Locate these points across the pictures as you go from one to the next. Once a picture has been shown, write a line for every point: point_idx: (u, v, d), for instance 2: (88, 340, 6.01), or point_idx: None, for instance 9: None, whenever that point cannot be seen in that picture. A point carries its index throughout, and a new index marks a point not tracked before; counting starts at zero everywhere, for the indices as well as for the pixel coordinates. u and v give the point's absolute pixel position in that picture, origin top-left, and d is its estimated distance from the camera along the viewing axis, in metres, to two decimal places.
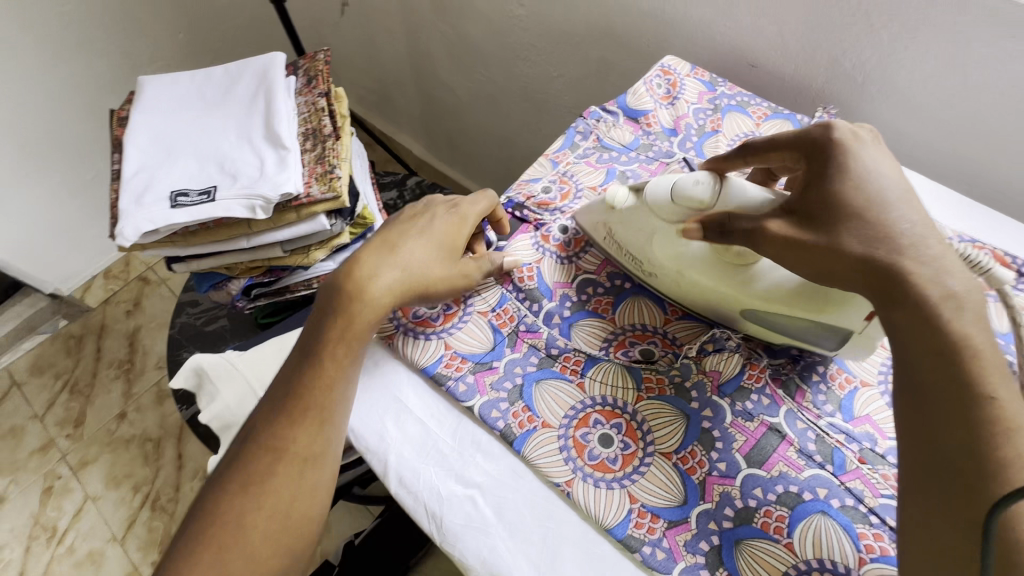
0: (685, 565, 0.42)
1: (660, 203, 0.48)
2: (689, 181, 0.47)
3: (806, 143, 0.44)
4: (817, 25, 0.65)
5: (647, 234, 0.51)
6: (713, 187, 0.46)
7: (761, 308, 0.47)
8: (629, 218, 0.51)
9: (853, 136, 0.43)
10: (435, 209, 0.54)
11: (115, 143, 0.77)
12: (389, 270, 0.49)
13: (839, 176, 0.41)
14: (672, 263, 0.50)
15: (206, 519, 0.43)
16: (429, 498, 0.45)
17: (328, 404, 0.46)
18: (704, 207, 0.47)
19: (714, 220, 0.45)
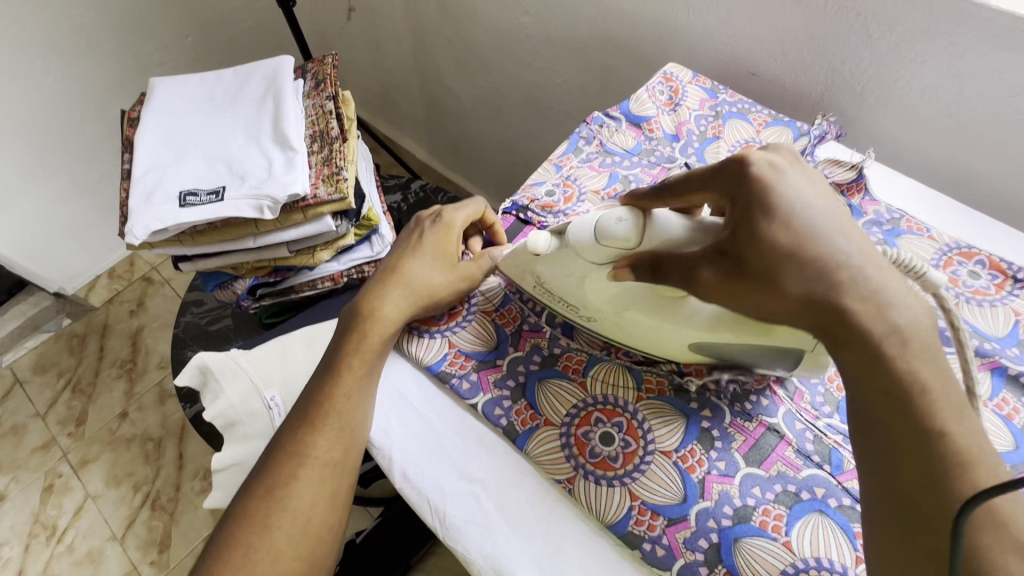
0: (684, 562, 0.42)
1: (584, 245, 0.44)
2: (611, 218, 0.42)
3: (727, 179, 0.40)
4: (817, 34, 0.66)
5: (579, 277, 0.47)
6: (636, 226, 0.41)
7: (707, 339, 0.44)
8: (553, 264, 0.47)
9: (773, 167, 0.39)
10: (422, 226, 0.57)
11: (126, 143, 0.78)
12: (394, 293, 0.52)
13: (766, 217, 0.37)
14: (608, 305, 0.47)
15: (234, 524, 0.47)
16: (432, 494, 0.46)
17: (348, 415, 0.49)
18: (631, 248, 0.42)
19: (644, 259, 0.42)
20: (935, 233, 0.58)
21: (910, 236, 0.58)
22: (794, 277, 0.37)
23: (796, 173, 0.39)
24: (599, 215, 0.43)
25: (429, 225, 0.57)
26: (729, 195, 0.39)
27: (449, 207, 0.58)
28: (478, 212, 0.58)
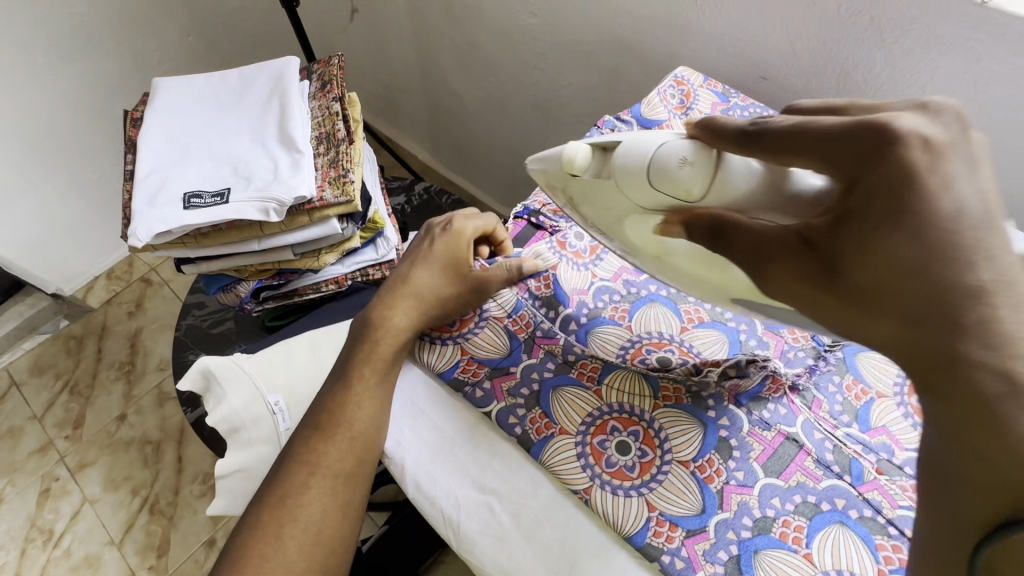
0: (705, 575, 0.42)
1: (637, 181, 0.42)
2: (675, 159, 0.39)
3: (846, 159, 0.31)
4: (829, 39, 0.65)
5: (620, 214, 0.46)
6: (701, 175, 0.39)
7: (749, 296, 0.42)
8: (602, 190, 0.45)
9: (925, 145, 0.29)
10: (433, 234, 0.58)
11: (130, 144, 0.77)
12: (400, 300, 0.53)
13: (892, 225, 0.29)
14: (649, 248, 0.46)
15: (248, 535, 0.47)
16: (445, 504, 0.45)
17: (361, 424, 0.48)
18: (691, 199, 0.40)
19: (704, 220, 0.39)
20: None
21: None
22: (892, 296, 0.30)
23: (952, 152, 0.29)
24: (665, 148, 0.40)
25: (440, 232, 0.57)
26: (847, 176, 0.31)
27: (462, 216, 0.58)
28: (491, 225, 0.58)
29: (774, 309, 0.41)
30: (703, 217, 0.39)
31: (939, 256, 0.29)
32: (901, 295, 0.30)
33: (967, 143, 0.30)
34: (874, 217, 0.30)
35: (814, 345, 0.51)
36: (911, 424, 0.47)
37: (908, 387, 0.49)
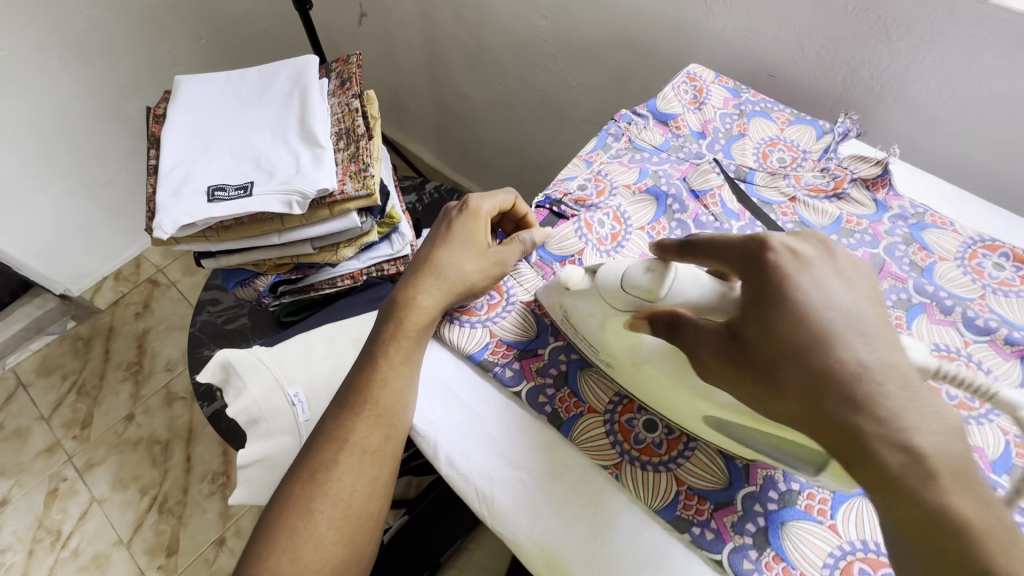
0: (734, 545, 0.43)
1: (609, 286, 0.45)
2: (638, 269, 0.43)
3: (744, 256, 0.37)
4: (836, 37, 0.68)
5: (599, 318, 0.47)
6: (661, 278, 0.42)
7: (722, 414, 0.41)
8: (581, 299, 0.48)
9: (793, 256, 0.36)
10: (451, 216, 0.58)
11: (153, 140, 0.79)
12: (431, 283, 0.54)
13: (774, 308, 0.35)
14: (624, 358, 0.46)
15: (279, 510, 0.47)
16: (480, 481, 0.47)
17: (389, 402, 0.50)
18: (651, 299, 0.43)
19: (661, 315, 0.42)
20: (958, 227, 0.59)
21: (935, 229, 0.59)
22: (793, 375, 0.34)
23: (822, 263, 0.36)
24: (628, 263, 0.45)
25: (457, 213, 0.58)
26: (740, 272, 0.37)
27: (476, 196, 0.59)
28: (507, 202, 0.59)
29: (752, 432, 0.41)
30: (658, 311, 0.42)
31: (823, 337, 0.33)
32: (800, 370, 0.33)
33: (835, 258, 0.37)
34: (764, 304, 0.35)
35: None
36: None
37: None
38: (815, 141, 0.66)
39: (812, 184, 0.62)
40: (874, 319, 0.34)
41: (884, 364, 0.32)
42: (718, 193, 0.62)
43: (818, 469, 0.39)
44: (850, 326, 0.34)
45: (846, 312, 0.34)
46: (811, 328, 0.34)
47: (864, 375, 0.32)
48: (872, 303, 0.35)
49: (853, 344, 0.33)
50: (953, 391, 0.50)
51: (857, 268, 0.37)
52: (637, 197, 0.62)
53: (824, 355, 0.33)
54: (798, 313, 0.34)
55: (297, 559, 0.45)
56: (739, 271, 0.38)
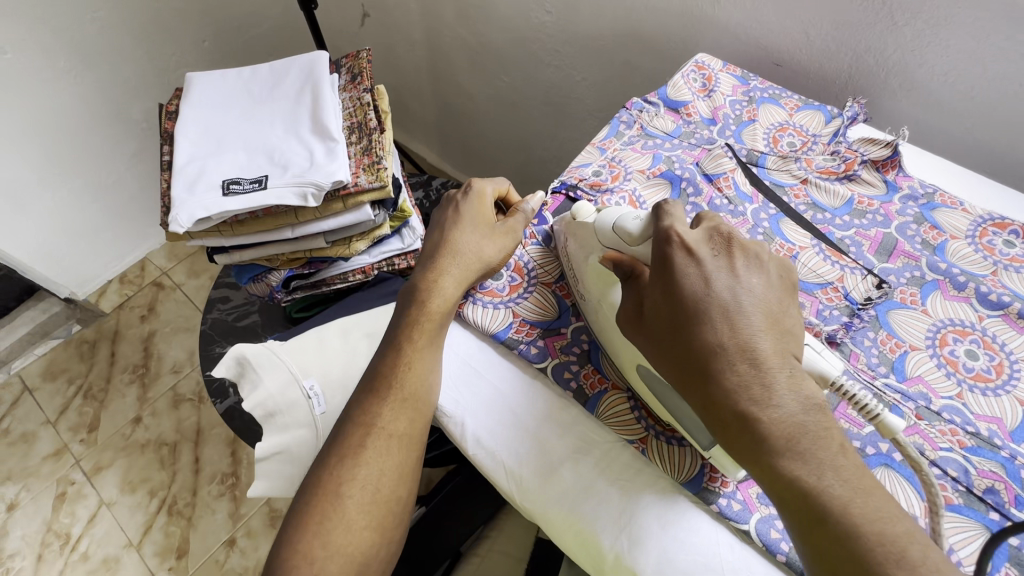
0: (760, 515, 0.44)
1: (601, 228, 0.50)
2: (630, 218, 0.48)
3: (655, 245, 0.44)
4: (841, 25, 0.68)
5: (586, 253, 0.51)
6: (645, 227, 0.46)
7: (647, 367, 0.46)
8: (580, 235, 0.52)
9: (688, 254, 0.42)
10: (455, 200, 0.59)
11: (166, 136, 0.79)
12: (455, 265, 0.55)
13: (665, 292, 0.42)
14: (596, 293, 0.51)
15: (309, 495, 0.48)
16: (507, 457, 0.49)
17: (414, 386, 0.50)
18: (632, 242, 0.47)
19: (625, 262, 0.47)
20: (967, 206, 0.60)
21: (945, 209, 0.60)
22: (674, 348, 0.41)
23: (713, 263, 0.42)
24: (627, 211, 0.49)
25: (462, 196, 0.59)
26: (655, 257, 0.44)
27: (477, 179, 0.61)
28: (504, 187, 0.62)
29: (665, 393, 0.46)
30: (623, 257, 0.47)
31: (697, 316, 0.41)
32: (678, 342, 0.41)
33: (732, 257, 0.43)
34: (655, 284, 0.43)
35: (848, 304, 0.55)
36: (945, 373, 0.51)
37: (939, 339, 0.52)
38: (825, 125, 0.67)
39: (823, 167, 0.63)
40: (751, 310, 0.41)
41: (739, 346, 0.39)
42: (731, 177, 0.62)
43: (711, 440, 0.44)
44: (721, 310, 0.40)
45: (725, 300, 0.41)
46: (688, 312, 0.41)
47: (742, 363, 0.38)
48: (757, 295, 0.41)
49: (718, 325, 0.40)
50: (969, 363, 0.51)
51: (759, 266, 0.43)
52: (651, 181, 0.63)
53: (694, 332, 0.40)
54: (677, 295, 0.42)
55: (329, 544, 0.45)
56: (654, 258, 0.44)
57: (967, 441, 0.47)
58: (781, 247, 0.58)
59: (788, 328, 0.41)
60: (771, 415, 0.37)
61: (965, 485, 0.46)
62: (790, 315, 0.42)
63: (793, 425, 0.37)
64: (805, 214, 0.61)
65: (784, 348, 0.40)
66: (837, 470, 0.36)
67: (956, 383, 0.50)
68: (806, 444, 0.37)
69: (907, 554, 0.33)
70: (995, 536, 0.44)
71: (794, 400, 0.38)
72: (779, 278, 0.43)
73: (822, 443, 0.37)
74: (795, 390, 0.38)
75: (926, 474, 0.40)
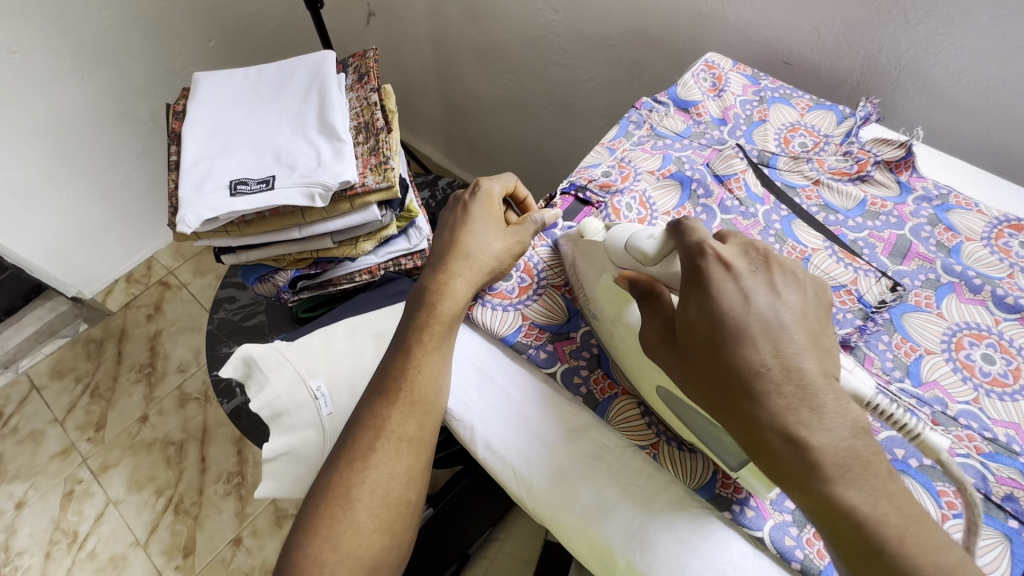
0: (774, 522, 0.44)
1: (614, 248, 0.49)
2: (643, 236, 0.46)
3: (687, 257, 0.42)
4: (853, 23, 0.68)
5: (597, 272, 0.51)
6: (661, 246, 0.45)
7: (671, 389, 0.45)
8: (588, 253, 0.52)
9: (726, 269, 0.41)
10: (462, 199, 0.59)
11: (173, 136, 0.79)
12: (464, 267, 0.54)
13: (703, 309, 0.40)
14: (609, 312, 0.50)
15: (319, 499, 0.47)
16: (517, 462, 0.49)
17: (424, 390, 0.50)
18: (646, 262, 0.46)
19: (640, 283, 0.46)
20: (983, 208, 0.59)
21: (960, 210, 0.59)
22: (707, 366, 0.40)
23: (751, 278, 0.41)
24: (640, 228, 0.48)
25: (470, 197, 0.58)
26: (686, 273, 0.42)
27: (485, 178, 0.60)
28: (511, 185, 0.61)
29: (689, 413, 0.44)
30: (640, 277, 0.46)
31: (737, 335, 0.39)
32: (714, 363, 0.39)
33: (771, 273, 0.42)
34: (689, 300, 0.41)
35: (862, 306, 0.54)
36: (961, 377, 0.50)
37: (955, 343, 0.52)
38: (836, 125, 0.66)
39: (835, 167, 0.62)
40: (792, 329, 0.39)
41: (784, 368, 0.38)
42: (742, 177, 0.62)
43: (742, 463, 0.43)
44: (763, 330, 0.39)
45: (765, 319, 0.39)
46: (729, 330, 0.39)
47: (756, 370, 0.38)
48: (796, 312, 0.40)
49: (760, 347, 0.39)
50: (986, 368, 0.50)
51: (796, 283, 0.42)
52: (661, 182, 0.62)
53: (734, 351, 0.39)
54: (716, 311, 0.40)
55: (339, 547, 0.45)
56: (684, 273, 0.42)
57: (984, 447, 0.47)
58: (793, 249, 0.58)
59: (826, 346, 0.40)
60: (819, 441, 0.37)
61: (983, 491, 0.45)
62: (829, 335, 0.41)
63: (844, 451, 0.36)
64: (817, 215, 0.60)
65: (824, 367, 0.39)
66: (897, 489, 0.36)
67: (972, 388, 0.49)
68: (858, 473, 0.36)
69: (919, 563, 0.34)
70: (1013, 544, 0.43)
71: (844, 424, 0.37)
72: (818, 295, 0.42)
73: (871, 469, 0.36)
74: (844, 413, 0.37)
75: (973, 498, 0.38)
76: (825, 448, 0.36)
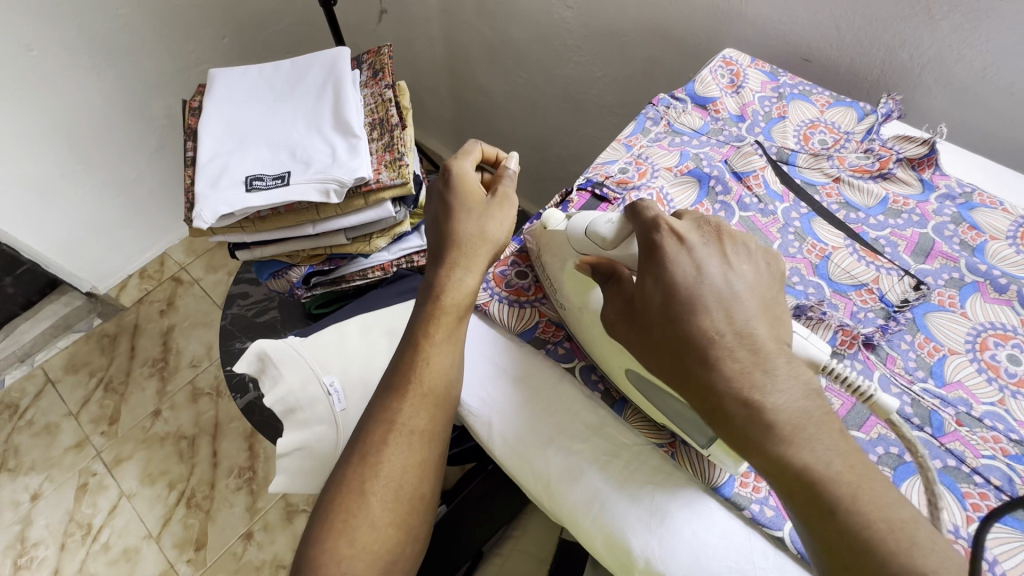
0: (795, 522, 0.43)
1: (574, 233, 0.50)
2: (602, 221, 0.47)
3: (643, 234, 0.43)
4: (875, 19, 0.66)
5: (561, 260, 0.51)
6: (618, 231, 0.46)
7: (639, 371, 0.45)
8: (552, 240, 0.53)
9: (679, 242, 0.42)
10: (439, 188, 0.58)
11: (189, 132, 0.80)
12: (463, 256, 0.54)
13: (654, 281, 0.41)
14: (575, 299, 0.50)
15: (334, 493, 0.48)
16: (534, 458, 0.49)
17: (434, 381, 0.50)
18: (605, 248, 0.47)
19: (602, 267, 0.46)
20: (1007, 206, 0.58)
21: (984, 209, 0.58)
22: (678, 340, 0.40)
23: (703, 251, 0.42)
24: (599, 215, 0.49)
25: (444, 183, 0.57)
26: (641, 249, 0.43)
27: (455, 158, 0.58)
28: (478, 152, 0.60)
29: (661, 396, 0.45)
30: (602, 261, 0.46)
31: (691, 305, 0.40)
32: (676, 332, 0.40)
33: (722, 245, 0.42)
34: (645, 276, 0.42)
35: (884, 306, 0.53)
36: (986, 378, 0.49)
37: (979, 343, 0.51)
38: (857, 122, 0.65)
39: (857, 164, 0.62)
40: (745, 298, 0.40)
41: (736, 333, 0.39)
42: (761, 175, 0.61)
43: (710, 440, 0.43)
44: (717, 299, 0.40)
45: (718, 288, 0.40)
46: (683, 300, 0.40)
47: (771, 371, 0.38)
48: (748, 283, 0.41)
49: (713, 313, 0.39)
50: (1012, 368, 0.49)
51: (747, 255, 0.43)
52: (679, 179, 0.62)
53: (687, 321, 0.39)
54: (669, 283, 0.41)
55: (355, 542, 0.45)
56: (641, 249, 0.43)
57: (1011, 449, 0.46)
58: (813, 248, 0.57)
59: (779, 315, 0.41)
60: (821, 431, 0.36)
61: (1010, 493, 0.44)
62: (781, 302, 0.42)
63: (809, 410, 0.36)
64: (837, 213, 0.59)
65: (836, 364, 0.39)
66: None
67: (997, 389, 0.48)
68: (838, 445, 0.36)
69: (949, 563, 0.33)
70: None
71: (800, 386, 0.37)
72: (770, 264, 0.43)
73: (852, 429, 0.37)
74: (794, 376, 0.38)
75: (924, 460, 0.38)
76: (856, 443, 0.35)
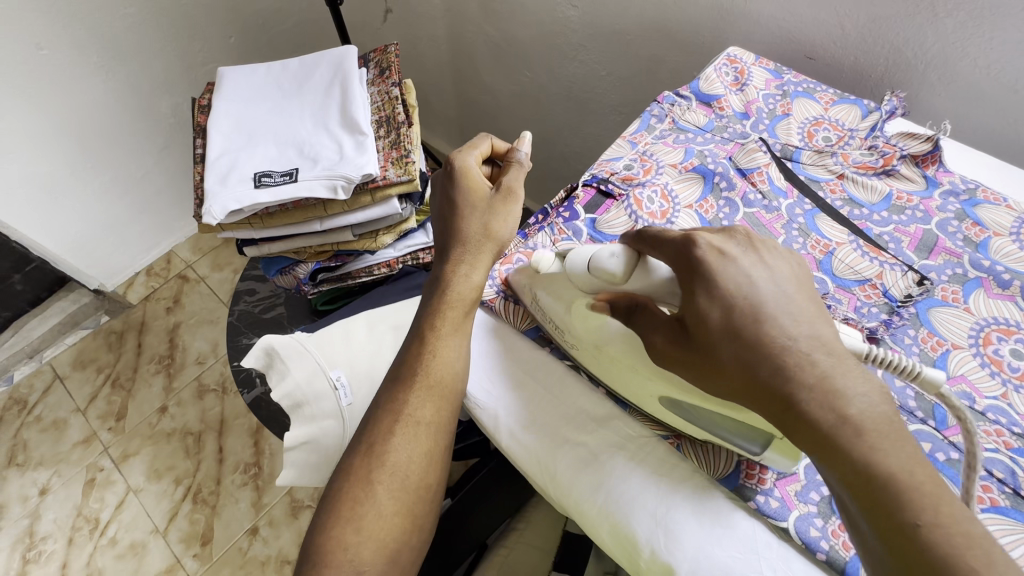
0: (799, 513, 0.44)
1: (577, 272, 0.48)
2: (604, 254, 0.47)
3: (676, 251, 0.43)
4: (878, 17, 0.67)
5: (568, 300, 0.50)
6: (626, 263, 0.45)
7: (684, 397, 0.45)
8: (551, 284, 0.51)
9: (718, 254, 0.41)
10: (444, 184, 0.58)
11: (198, 129, 0.81)
12: (468, 252, 0.55)
13: (706, 295, 0.40)
14: (587, 339, 0.49)
15: (342, 482, 0.48)
16: (540, 450, 0.50)
17: (441, 373, 0.51)
18: (618, 282, 0.46)
19: (622, 303, 0.46)
20: (1012, 202, 0.58)
21: (988, 205, 0.58)
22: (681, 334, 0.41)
23: (743, 257, 0.41)
24: (599, 248, 0.48)
25: (448, 178, 0.57)
26: (679, 269, 0.42)
27: (458, 151, 0.58)
28: (485, 148, 0.59)
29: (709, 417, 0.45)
30: (619, 299, 0.46)
31: (754, 318, 0.39)
32: (740, 351, 0.39)
33: (757, 251, 0.42)
34: (695, 292, 0.41)
35: (887, 301, 0.54)
36: (990, 372, 0.49)
37: (982, 338, 0.51)
38: (861, 119, 0.65)
39: (860, 161, 0.62)
40: (796, 296, 0.40)
41: (745, 326, 0.39)
42: (766, 171, 0.62)
43: (764, 445, 0.43)
44: (774, 306, 0.39)
45: (771, 299, 0.40)
46: (741, 314, 0.39)
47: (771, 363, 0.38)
48: (787, 286, 0.41)
49: (779, 320, 0.39)
50: (1015, 363, 0.50)
51: (781, 255, 0.42)
52: (683, 176, 0.63)
53: (754, 333, 0.38)
54: (725, 297, 0.40)
55: (362, 529, 0.46)
56: (677, 268, 0.43)
57: (1013, 442, 0.46)
58: (816, 244, 0.57)
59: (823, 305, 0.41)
60: (828, 427, 0.36)
61: (1012, 486, 0.45)
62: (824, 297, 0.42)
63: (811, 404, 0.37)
64: (841, 209, 0.60)
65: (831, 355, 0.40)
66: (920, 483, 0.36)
67: (1000, 383, 0.49)
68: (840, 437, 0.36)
69: (945, 545, 0.34)
70: None
71: (876, 389, 0.37)
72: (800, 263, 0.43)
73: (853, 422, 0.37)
74: (869, 377, 0.38)
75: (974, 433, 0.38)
76: (872, 422, 0.36)
